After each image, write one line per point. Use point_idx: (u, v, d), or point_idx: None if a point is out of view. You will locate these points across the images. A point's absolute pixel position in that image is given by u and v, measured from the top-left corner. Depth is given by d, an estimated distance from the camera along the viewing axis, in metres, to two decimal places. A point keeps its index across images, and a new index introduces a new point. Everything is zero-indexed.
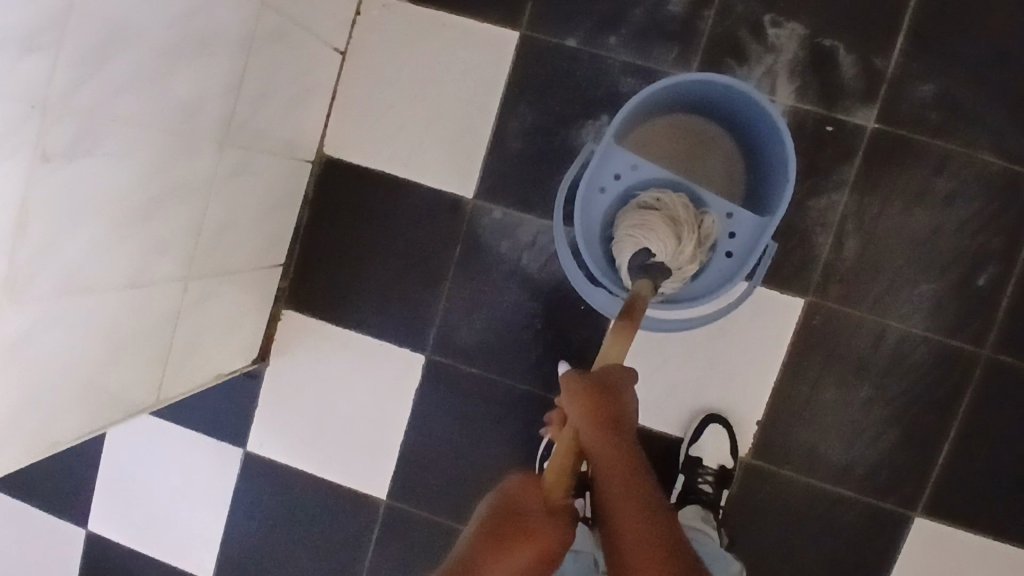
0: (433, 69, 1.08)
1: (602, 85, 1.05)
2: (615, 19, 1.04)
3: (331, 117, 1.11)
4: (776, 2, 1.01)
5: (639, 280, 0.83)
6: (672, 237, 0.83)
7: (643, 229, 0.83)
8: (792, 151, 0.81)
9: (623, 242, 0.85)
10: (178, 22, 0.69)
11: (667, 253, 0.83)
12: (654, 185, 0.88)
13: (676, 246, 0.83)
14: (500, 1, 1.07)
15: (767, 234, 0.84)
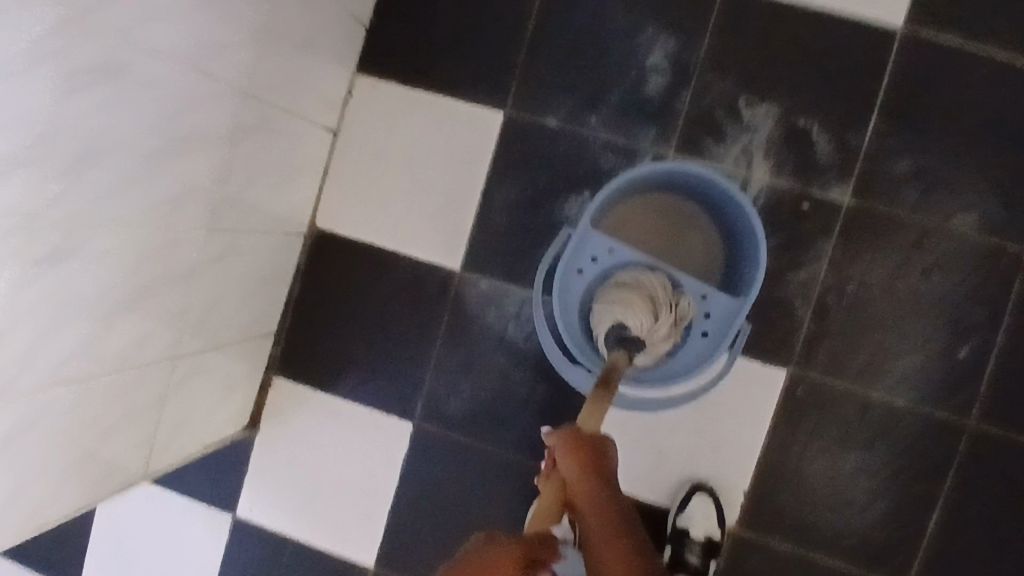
0: (421, 147, 1.12)
1: (585, 161, 1.08)
2: (596, 98, 1.08)
3: (323, 192, 1.15)
4: (750, 83, 1.05)
5: (615, 351, 0.86)
6: (649, 315, 0.85)
7: (619, 306, 0.86)
8: (763, 234, 0.85)
9: (601, 317, 0.87)
10: (167, 129, 0.74)
11: (644, 330, 0.85)
12: (631, 267, 0.90)
13: (652, 324, 0.86)
14: (485, 82, 1.11)
15: (743, 314, 0.86)
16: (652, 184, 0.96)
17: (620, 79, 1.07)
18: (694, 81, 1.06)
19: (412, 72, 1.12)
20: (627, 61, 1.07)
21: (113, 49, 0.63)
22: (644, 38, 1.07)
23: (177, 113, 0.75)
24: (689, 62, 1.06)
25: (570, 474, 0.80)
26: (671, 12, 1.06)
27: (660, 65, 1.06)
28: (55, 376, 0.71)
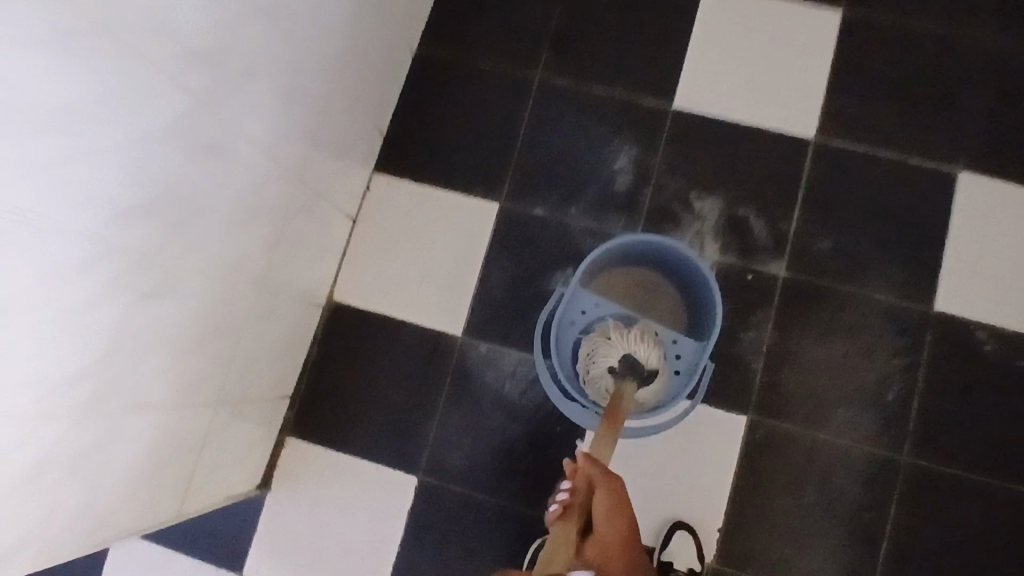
0: (428, 232, 1.32)
1: (567, 243, 1.30)
2: (575, 193, 1.31)
3: (341, 270, 1.32)
4: (698, 182, 1.30)
5: (624, 379, 1.02)
6: (648, 344, 1.04)
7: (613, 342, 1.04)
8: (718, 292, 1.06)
9: (606, 352, 1.04)
10: (240, 199, 0.92)
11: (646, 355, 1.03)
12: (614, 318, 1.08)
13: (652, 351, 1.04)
14: (483, 180, 1.33)
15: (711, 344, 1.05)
16: (626, 257, 1.18)
17: (594, 179, 1.32)
18: (653, 180, 1.31)
19: (420, 172, 1.35)
20: (599, 164, 1.32)
21: (216, 131, 0.82)
22: (611, 147, 1.33)
23: (249, 187, 0.93)
24: (648, 165, 1.31)
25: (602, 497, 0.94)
26: (631, 128, 1.33)
27: (625, 168, 1.32)
28: (134, 402, 0.83)
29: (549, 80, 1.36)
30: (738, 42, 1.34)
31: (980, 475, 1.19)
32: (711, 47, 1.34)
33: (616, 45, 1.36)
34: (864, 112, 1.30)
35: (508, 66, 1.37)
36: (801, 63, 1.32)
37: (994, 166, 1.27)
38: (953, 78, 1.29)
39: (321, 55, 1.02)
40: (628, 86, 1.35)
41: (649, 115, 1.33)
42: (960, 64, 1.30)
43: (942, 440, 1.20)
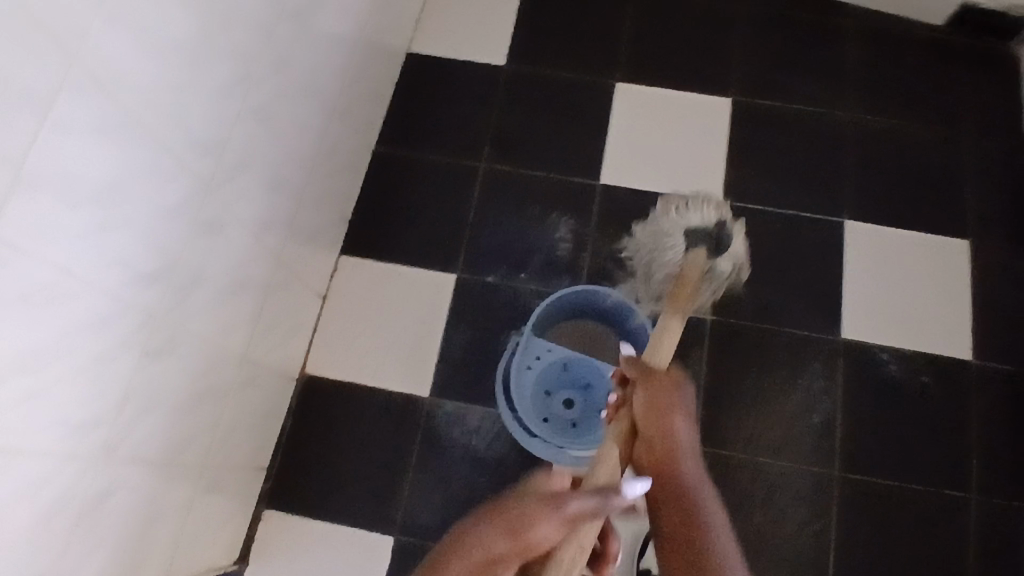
0: (393, 305, 1.45)
1: (519, 305, 1.45)
2: (522, 260, 1.48)
3: (313, 345, 1.41)
4: (628, 245, 1.49)
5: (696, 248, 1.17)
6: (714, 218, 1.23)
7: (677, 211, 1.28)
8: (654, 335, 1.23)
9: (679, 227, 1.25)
10: (227, 273, 1.06)
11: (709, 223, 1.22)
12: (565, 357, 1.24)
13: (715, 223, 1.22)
14: (439, 256, 1.49)
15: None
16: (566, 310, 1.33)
17: (538, 248, 1.49)
18: (589, 246, 1.49)
19: (383, 251, 1.49)
20: (542, 235, 1.50)
21: (210, 214, 0.97)
22: (551, 220, 1.51)
23: (234, 263, 1.07)
24: (584, 233, 1.50)
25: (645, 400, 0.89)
26: (567, 203, 1.53)
27: (565, 237, 1.50)
28: (134, 454, 0.92)
29: (492, 167, 1.56)
30: (649, 130, 1.59)
31: (902, 482, 1.33)
32: (627, 134, 1.59)
33: (547, 137, 1.59)
34: (760, 178, 1.54)
35: (455, 158, 1.57)
36: (703, 143, 1.57)
37: (872, 214, 1.51)
38: (827, 147, 1.56)
39: (293, 150, 1.20)
40: (561, 168, 1.56)
41: (581, 191, 1.54)
42: (831, 135, 1.56)
43: (865, 453, 1.35)
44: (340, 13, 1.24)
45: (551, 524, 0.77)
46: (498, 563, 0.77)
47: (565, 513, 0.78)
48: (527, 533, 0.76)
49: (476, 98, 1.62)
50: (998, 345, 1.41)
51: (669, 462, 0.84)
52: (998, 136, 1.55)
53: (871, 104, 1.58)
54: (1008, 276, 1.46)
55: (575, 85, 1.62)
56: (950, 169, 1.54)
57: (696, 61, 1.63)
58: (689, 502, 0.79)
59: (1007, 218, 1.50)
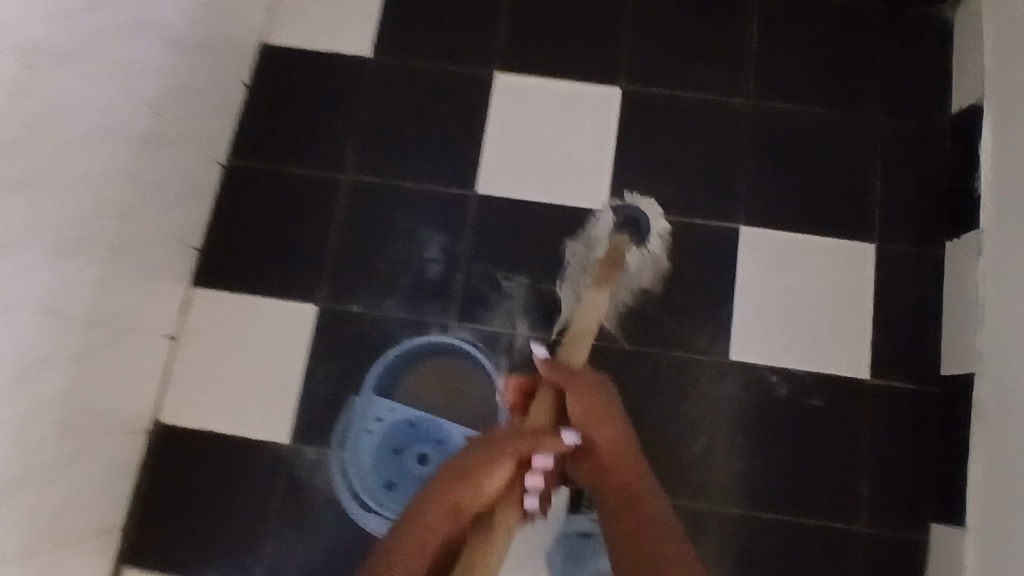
0: (250, 342, 1.35)
1: (386, 336, 1.34)
2: (389, 286, 1.36)
3: (164, 390, 1.33)
4: (504, 263, 1.37)
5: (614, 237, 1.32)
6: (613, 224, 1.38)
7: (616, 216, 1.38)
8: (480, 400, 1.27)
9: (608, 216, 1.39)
10: (20, 359, 0.94)
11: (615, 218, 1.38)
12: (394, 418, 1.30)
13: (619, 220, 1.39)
14: (298, 283, 1.37)
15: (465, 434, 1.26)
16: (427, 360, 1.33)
17: (406, 270, 1.37)
18: (461, 267, 1.37)
19: (237, 281, 1.37)
20: (409, 255, 1.38)
21: None
22: (421, 237, 1.38)
23: (26, 346, 0.95)
24: (456, 252, 1.38)
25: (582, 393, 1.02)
26: (437, 217, 1.39)
27: (435, 256, 1.37)
28: None
29: (356, 179, 1.41)
30: (529, 129, 1.43)
31: (785, 513, 1.28)
32: (506, 134, 1.43)
33: (416, 140, 1.43)
34: (649, 181, 1.40)
35: (316, 169, 1.42)
36: (589, 140, 1.42)
37: (772, 219, 1.38)
38: (725, 143, 1.41)
39: (96, 201, 1.05)
40: (432, 177, 1.41)
41: (453, 203, 1.40)
42: (731, 128, 1.41)
43: (748, 483, 1.29)
44: (137, 31, 1.06)
45: (499, 473, 0.96)
46: (462, 507, 0.95)
47: (508, 462, 0.96)
48: (482, 477, 0.96)
49: (339, 98, 1.45)
50: (897, 361, 1.33)
51: (585, 419, 1.01)
52: (914, 122, 1.40)
53: (778, 89, 1.42)
54: (915, 284, 1.35)
55: (448, 77, 1.45)
56: (859, 163, 1.40)
57: (583, 43, 1.45)
58: (621, 458, 1.01)
59: (921, 218, 1.38)
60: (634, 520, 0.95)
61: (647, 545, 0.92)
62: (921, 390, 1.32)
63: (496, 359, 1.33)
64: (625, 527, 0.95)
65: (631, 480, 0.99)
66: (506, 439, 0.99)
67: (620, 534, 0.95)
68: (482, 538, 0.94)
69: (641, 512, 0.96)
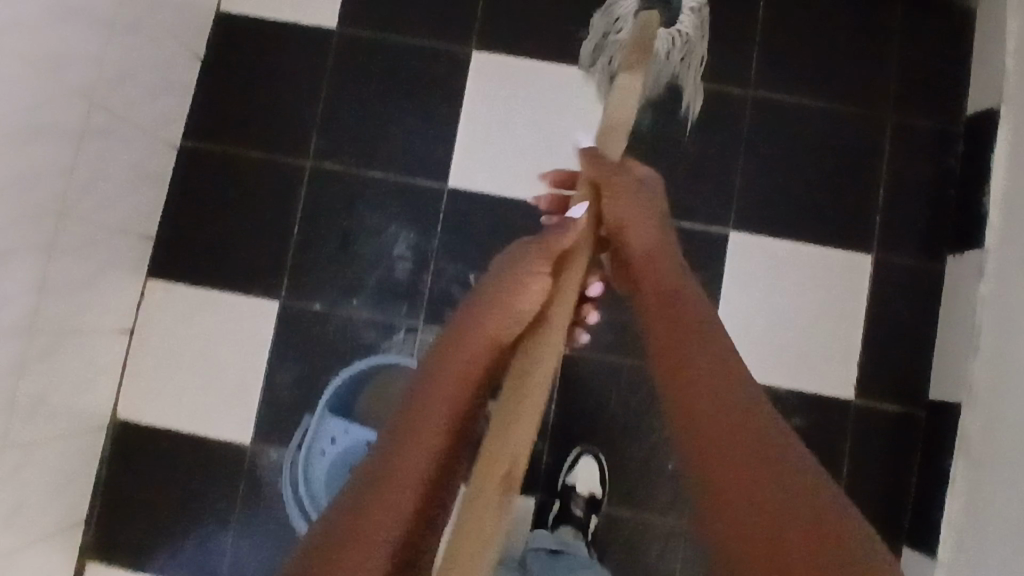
0: (211, 337, 1.30)
1: (351, 337, 1.28)
2: (355, 284, 1.29)
3: (123, 385, 1.30)
4: (477, 264, 1.29)
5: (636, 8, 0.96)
6: None
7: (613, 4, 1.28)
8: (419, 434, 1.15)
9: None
10: None
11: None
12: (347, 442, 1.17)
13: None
14: (260, 278, 1.30)
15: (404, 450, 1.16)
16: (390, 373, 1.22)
17: (372, 268, 1.29)
18: (432, 266, 1.30)
19: (197, 275, 1.31)
20: (377, 251, 1.30)
21: None
22: (388, 233, 1.30)
23: None
24: (425, 250, 1.30)
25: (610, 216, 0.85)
26: (407, 211, 1.31)
27: (403, 254, 1.29)
28: None
29: (321, 165, 1.32)
30: (509, 116, 1.32)
31: None
32: (483, 122, 1.32)
33: (387, 123, 1.33)
34: None
35: (279, 154, 1.32)
36: (572, 133, 1.32)
37: (764, 226, 1.30)
38: (718, 141, 1.31)
39: (30, 198, 0.96)
40: (403, 166, 1.32)
41: (425, 197, 1.31)
42: (726, 125, 1.31)
43: None
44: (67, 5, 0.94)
45: (532, 289, 0.72)
46: (500, 339, 0.71)
47: (546, 280, 0.73)
48: (514, 296, 0.72)
49: (304, 74, 1.34)
50: (883, 381, 1.28)
51: (630, 219, 0.84)
52: (924, 126, 1.30)
53: (779, 83, 1.32)
54: (911, 301, 1.28)
55: (422, 57, 1.34)
56: (861, 167, 1.30)
57: (568, 25, 1.33)
58: (655, 271, 0.83)
59: (923, 230, 1.30)
60: (704, 381, 0.69)
61: (723, 385, 0.69)
62: (907, 413, 1.27)
63: None
64: (689, 398, 0.69)
65: (687, 329, 0.75)
66: (527, 253, 0.76)
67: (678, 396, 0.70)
68: (516, 370, 0.69)
69: (693, 338, 0.74)
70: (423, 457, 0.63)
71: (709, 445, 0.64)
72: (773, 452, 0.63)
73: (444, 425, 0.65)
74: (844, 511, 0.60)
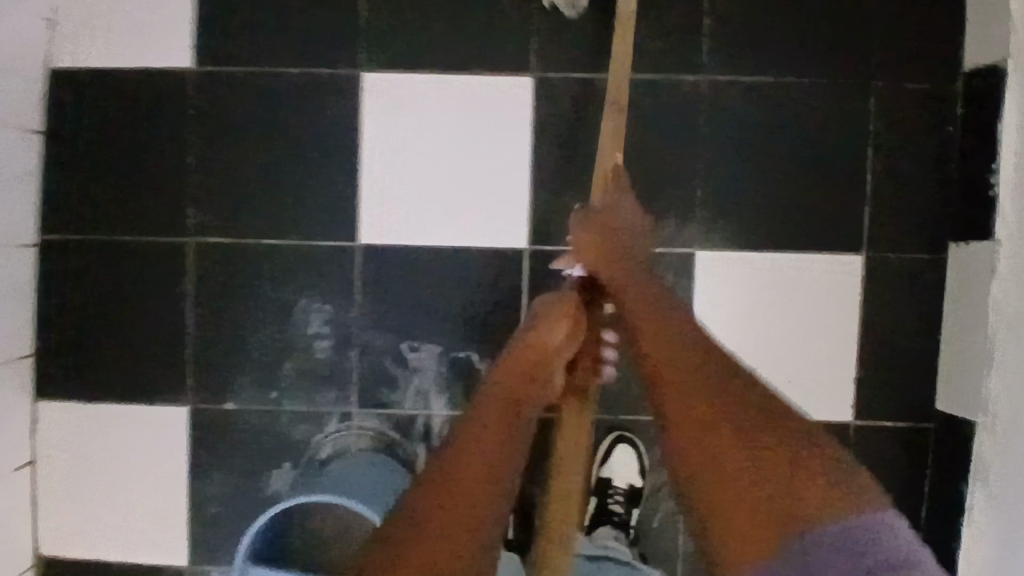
0: (121, 454, 1.13)
1: (277, 435, 1.12)
2: (272, 374, 1.11)
3: (37, 520, 1.15)
4: (408, 331, 1.12)
5: None
6: None
7: None
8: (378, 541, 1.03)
9: None
10: None
11: None
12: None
13: None
14: (162, 382, 1.12)
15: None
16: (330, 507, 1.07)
17: (287, 352, 1.11)
18: (355, 341, 1.12)
19: (92, 387, 1.13)
20: (289, 332, 1.11)
21: None
22: (298, 309, 1.11)
23: None
24: (345, 323, 1.12)
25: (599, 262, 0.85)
26: (317, 281, 1.11)
27: (321, 331, 1.11)
28: None
29: (206, 240, 1.11)
30: (419, 149, 1.11)
31: None
32: (390, 160, 1.11)
33: (275, 178, 1.11)
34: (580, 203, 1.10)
35: (155, 232, 1.11)
36: (498, 159, 1.11)
37: (734, 239, 1.13)
38: (670, 145, 1.12)
39: None
40: (305, 227, 1.11)
41: (334, 260, 1.11)
42: (677, 126, 1.12)
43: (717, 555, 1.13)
44: None
45: (550, 362, 0.83)
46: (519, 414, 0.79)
47: (556, 346, 0.84)
48: (527, 364, 0.82)
49: (166, 132, 1.11)
50: (884, 395, 1.14)
51: (601, 264, 0.85)
52: (915, 92, 1.10)
53: (733, 66, 1.11)
54: (908, 303, 1.13)
55: (305, 90, 1.10)
56: (836, 154, 1.12)
57: (472, 29, 1.10)
58: (640, 284, 0.82)
59: (922, 214, 1.12)
60: (675, 363, 0.74)
61: (751, 441, 0.68)
62: (914, 428, 1.14)
63: (413, 447, 1.13)
64: (670, 387, 0.73)
65: (661, 326, 0.78)
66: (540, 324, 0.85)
67: (710, 473, 0.68)
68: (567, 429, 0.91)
69: (713, 386, 0.72)
70: (478, 499, 0.70)
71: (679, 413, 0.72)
72: (708, 410, 0.71)
73: (490, 503, 0.71)
74: (811, 451, 0.68)
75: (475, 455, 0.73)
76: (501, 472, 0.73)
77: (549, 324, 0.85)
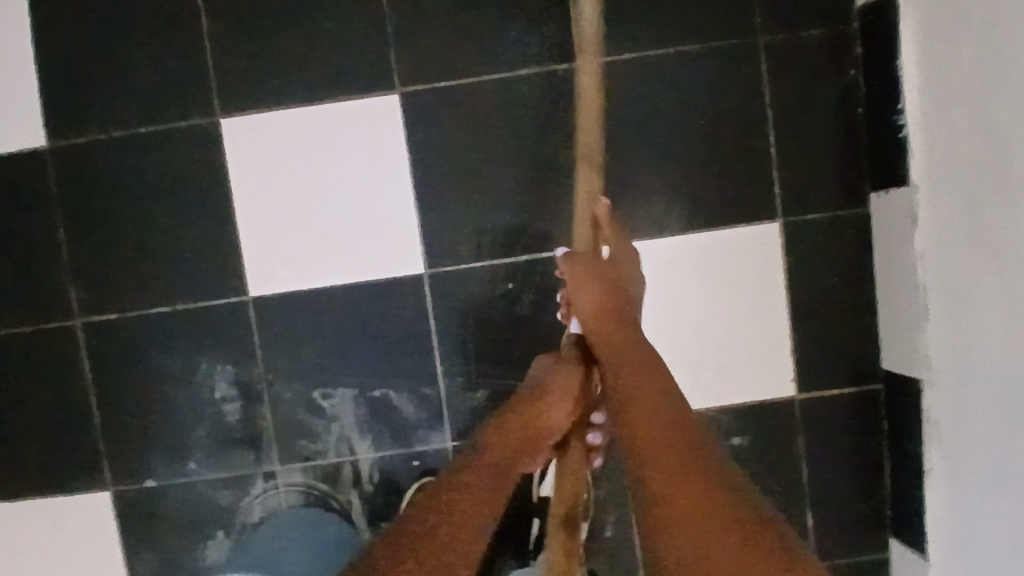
0: (51, 549, 1.08)
1: (204, 503, 1.08)
2: (186, 444, 1.07)
3: None
4: (319, 377, 1.07)
5: None
6: None
7: None
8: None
9: None
10: None
11: None
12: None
13: None
14: (77, 468, 1.08)
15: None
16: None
17: (198, 421, 1.07)
18: (265, 397, 1.07)
19: (6, 488, 1.08)
20: (195, 398, 1.07)
21: None
22: (201, 374, 1.07)
23: None
24: (251, 380, 1.07)
25: (593, 310, 0.82)
26: (214, 342, 1.07)
27: (228, 394, 1.07)
28: None
29: (92, 320, 1.06)
30: (294, 187, 1.05)
31: None
32: (265, 204, 1.05)
33: (153, 244, 1.06)
34: (472, 218, 1.06)
35: (40, 319, 1.07)
36: (379, 184, 1.05)
37: (643, 226, 1.06)
38: (557, 139, 1.05)
39: None
40: (192, 290, 1.06)
41: (228, 319, 1.06)
42: (560, 118, 1.05)
43: None
44: None
45: (548, 423, 0.84)
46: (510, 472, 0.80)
47: (552, 412, 0.84)
48: (525, 432, 0.82)
49: (32, 216, 1.06)
50: (825, 363, 1.08)
51: (597, 310, 0.82)
52: (807, 39, 1.04)
53: (607, 44, 1.04)
54: (832, 263, 1.07)
55: (167, 147, 1.05)
56: (732, 118, 1.05)
57: (326, 53, 1.04)
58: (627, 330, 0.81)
59: (833, 168, 1.06)
60: (649, 414, 0.72)
61: (714, 503, 0.65)
62: (861, 392, 1.08)
63: (344, 495, 1.09)
64: (639, 422, 0.72)
65: (642, 376, 0.76)
66: (530, 396, 0.85)
67: (670, 527, 0.64)
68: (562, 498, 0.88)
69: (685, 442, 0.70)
70: (471, 535, 0.72)
71: (653, 463, 0.68)
72: (685, 450, 0.69)
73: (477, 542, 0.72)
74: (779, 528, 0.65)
75: (471, 500, 0.74)
76: (486, 509, 0.74)
77: (549, 379, 0.86)
